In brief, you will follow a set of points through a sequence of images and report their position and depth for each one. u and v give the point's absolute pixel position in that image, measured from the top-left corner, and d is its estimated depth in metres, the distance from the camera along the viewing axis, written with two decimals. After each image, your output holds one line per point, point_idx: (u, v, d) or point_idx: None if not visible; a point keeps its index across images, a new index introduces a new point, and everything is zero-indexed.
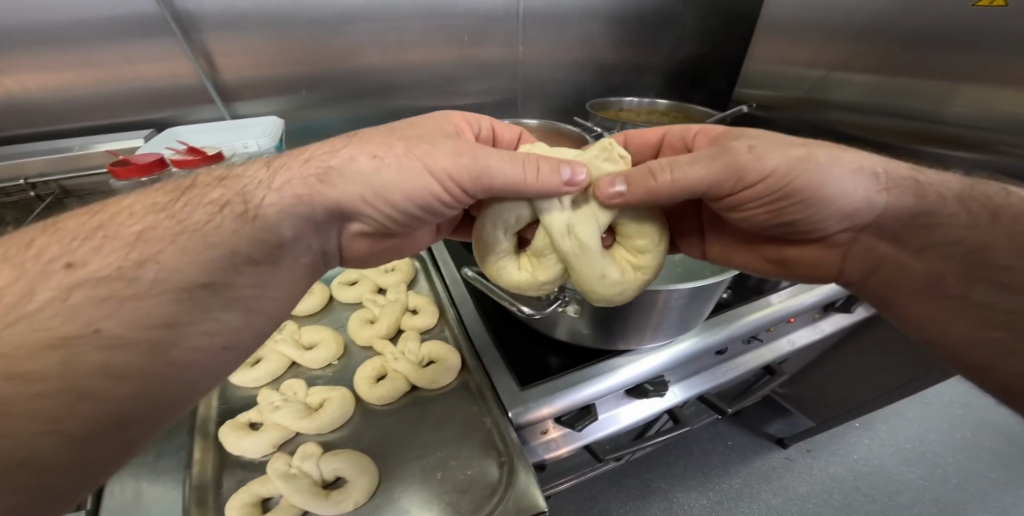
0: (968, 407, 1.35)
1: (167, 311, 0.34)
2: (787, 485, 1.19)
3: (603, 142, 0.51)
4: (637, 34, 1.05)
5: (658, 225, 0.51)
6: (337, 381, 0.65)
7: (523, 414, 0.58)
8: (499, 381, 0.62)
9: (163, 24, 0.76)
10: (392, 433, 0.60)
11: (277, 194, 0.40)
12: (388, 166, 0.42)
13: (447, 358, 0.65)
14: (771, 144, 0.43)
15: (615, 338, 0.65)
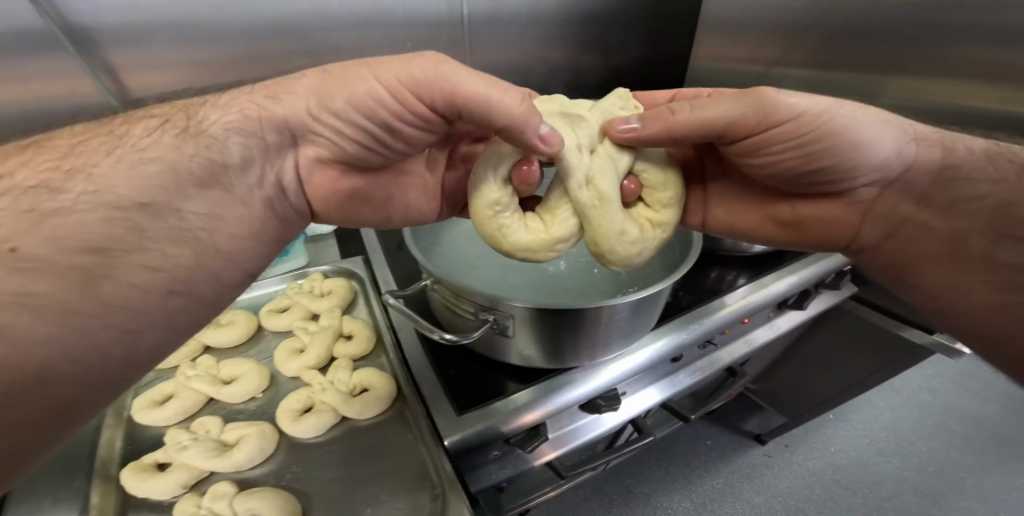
0: (935, 393, 1.34)
1: (99, 234, 0.30)
2: (769, 483, 1.17)
3: (619, 91, 0.51)
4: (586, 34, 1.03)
5: (679, 180, 0.51)
6: (259, 416, 0.62)
7: (459, 441, 0.55)
8: (435, 407, 0.59)
9: (52, 37, 0.65)
10: (317, 466, 0.57)
11: (221, 111, 0.40)
12: (334, 79, 0.41)
13: (379, 386, 0.63)
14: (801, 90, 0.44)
15: (562, 357, 0.62)
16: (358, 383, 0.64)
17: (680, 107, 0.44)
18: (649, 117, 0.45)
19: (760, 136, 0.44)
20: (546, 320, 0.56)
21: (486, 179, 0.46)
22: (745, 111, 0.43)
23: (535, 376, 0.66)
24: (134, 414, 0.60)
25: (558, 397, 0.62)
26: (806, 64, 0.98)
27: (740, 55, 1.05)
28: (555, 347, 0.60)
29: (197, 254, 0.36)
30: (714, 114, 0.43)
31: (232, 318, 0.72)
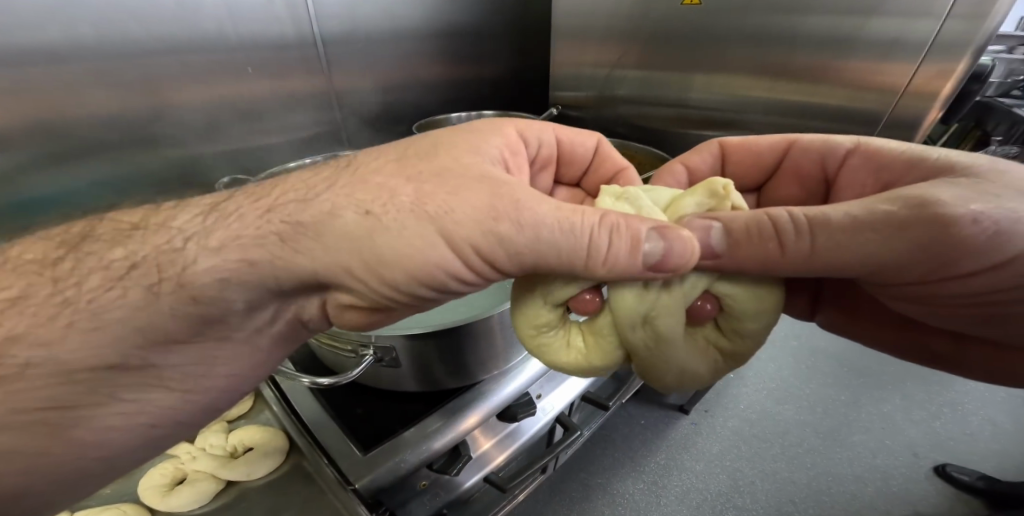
0: (800, 338, 1.52)
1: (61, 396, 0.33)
2: (703, 449, 1.25)
3: (717, 184, 0.46)
4: (441, 51, 1.16)
5: (773, 313, 0.46)
6: (116, 499, 0.57)
7: (370, 482, 0.52)
8: (336, 451, 0.55)
9: None
10: None
11: (215, 256, 0.34)
12: (388, 229, 0.32)
13: (264, 442, 0.59)
14: None
15: (463, 373, 0.61)
16: (237, 444, 0.60)
17: (786, 220, 0.37)
18: (733, 233, 0.40)
19: (950, 263, 0.36)
20: (436, 341, 0.54)
21: (538, 306, 0.47)
22: (933, 226, 0.35)
23: (438, 398, 0.64)
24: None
25: (497, 394, 0.64)
26: (639, 66, 1.06)
27: (588, 59, 1.13)
28: (450, 368, 0.59)
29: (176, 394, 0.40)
30: (905, 230, 0.35)
31: None
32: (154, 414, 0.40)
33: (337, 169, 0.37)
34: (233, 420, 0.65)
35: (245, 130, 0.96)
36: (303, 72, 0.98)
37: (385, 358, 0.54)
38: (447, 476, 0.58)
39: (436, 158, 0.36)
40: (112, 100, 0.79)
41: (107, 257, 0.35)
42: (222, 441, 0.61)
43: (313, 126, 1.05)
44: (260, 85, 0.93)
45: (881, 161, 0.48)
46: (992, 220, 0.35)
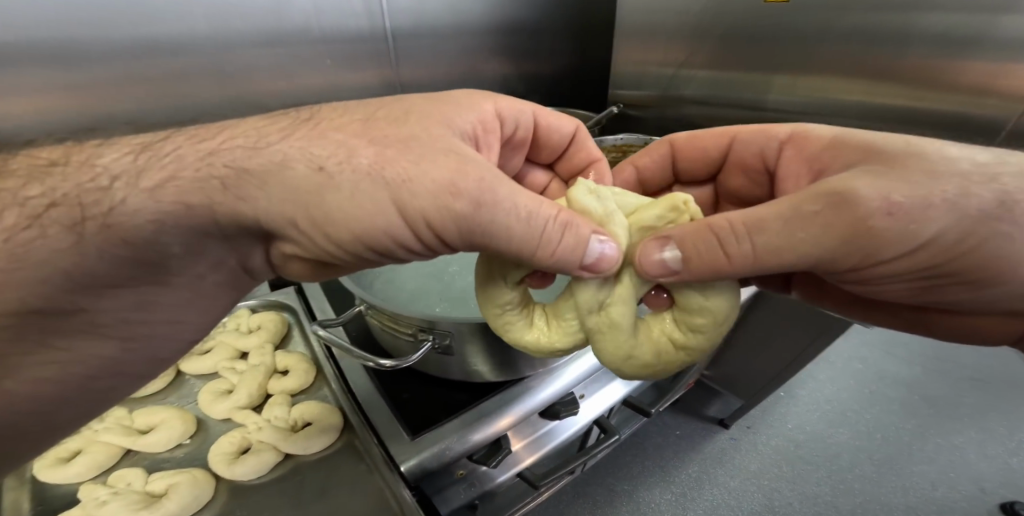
0: (865, 360, 1.44)
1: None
2: (739, 465, 1.21)
3: (675, 198, 0.44)
4: (506, 44, 1.18)
5: (728, 308, 0.45)
6: (190, 462, 0.60)
7: (417, 465, 0.55)
8: (388, 435, 0.58)
9: None
10: (261, 508, 0.54)
11: (148, 197, 0.33)
12: (342, 193, 0.33)
13: (322, 419, 0.62)
14: (925, 206, 0.34)
15: (514, 367, 0.62)
16: (298, 418, 0.63)
17: (722, 226, 0.36)
18: (685, 249, 0.38)
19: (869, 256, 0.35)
20: (490, 334, 0.55)
21: (496, 284, 0.48)
22: (849, 219, 0.33)
23: (485, 391, 0.66)
24: (39, 476, 0.56)
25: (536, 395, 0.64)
26: (708, 66, 1.04)
27: (653, 59, 1.12)
28: (502, 360, 0.60)
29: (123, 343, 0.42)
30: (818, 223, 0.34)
31: None
32: (92, 364, 0.41)
33: (291, 124, 0.38)
34: (295, 394, 0.68)
35: None
36: (373, 64, 1.02)
37: (443, 345, 0.56)
38: (486, 465, 0.61)
39: (406, 126, 0.36)
40: (213, 88, 0.86)
41: (19, 193, 0.33)
42: (285, 413, 0.64)
43: None
44: (334, 77, 0.97)
45: (808, 150, 0.46)
46: (905, 209, 0.34)
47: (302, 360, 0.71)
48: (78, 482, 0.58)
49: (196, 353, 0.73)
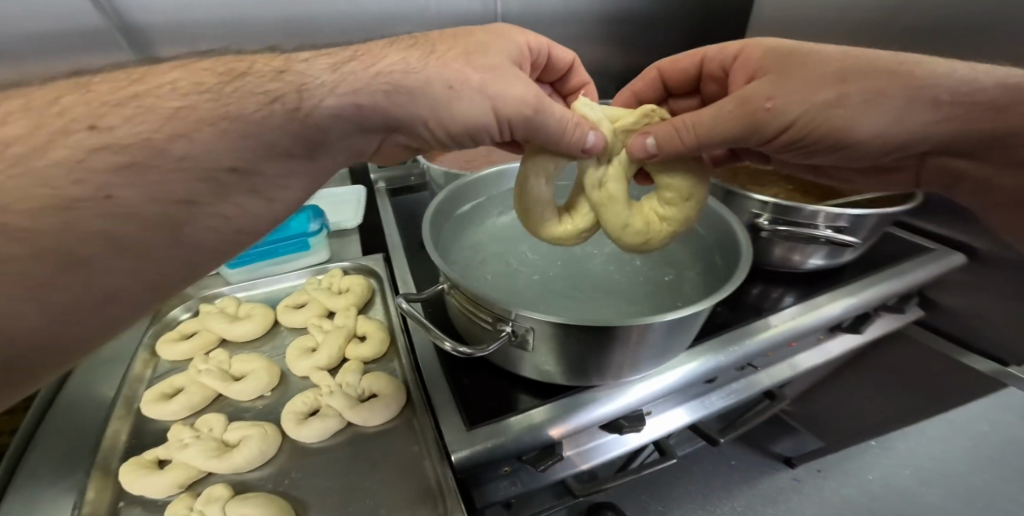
0: (995, 425, 1.29)
1: (187, 189, 0.35)
2: (794, 508, 1.15)
3: (643, 108, 0.54)
4: (622, 33, 1.19)
5: (697, 180, 0.53)
6: (265, 416, 0.60)
7: (468, 456, 0.52)
8: (445, 422, 0.56)
9: (108, 34, 0.89)
10: (315, 474, 0.53)
11: (336, 96, 0.41)
12: (460, 99, 0.45)
13: (388, 393, 0.61)
14: (790, 93, 0.46)
15: (588, 377, 0.57)
16: (366, 390, 0.62)
17: (679, 123, 0.48)
18: (660, 134, 0.49)
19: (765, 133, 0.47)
20: (571, 337, 0.51)
21: (528, 180, 0.54)
22: (742, 111, 0.46)
23: (549, 392, 0.61)
24: (145, 409, 0.57)
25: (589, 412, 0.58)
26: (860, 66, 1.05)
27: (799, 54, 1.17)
28: (577, 368, 0.56)
29: (270, 205, 0.42)
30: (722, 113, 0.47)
31: (249, 312, 0.75)
32: (249, 219, 0.41)
33: (410, 49, 0.47)
34: (367, 362, 0.68)
35: None
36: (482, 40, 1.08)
37: (521, 340, 0.54)
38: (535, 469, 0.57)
39: (488, 56, 0.47)
40: None
41: (184, 96, 0.35)
42: (356, 381, 0.63)
43: None
44: None
45: (749, 58, 0.52)
46: (791, 105, 0.46)
47: (380, 330, 0.72)
48: (173, 421, 0.58)
49: (291, 307, 0.77)
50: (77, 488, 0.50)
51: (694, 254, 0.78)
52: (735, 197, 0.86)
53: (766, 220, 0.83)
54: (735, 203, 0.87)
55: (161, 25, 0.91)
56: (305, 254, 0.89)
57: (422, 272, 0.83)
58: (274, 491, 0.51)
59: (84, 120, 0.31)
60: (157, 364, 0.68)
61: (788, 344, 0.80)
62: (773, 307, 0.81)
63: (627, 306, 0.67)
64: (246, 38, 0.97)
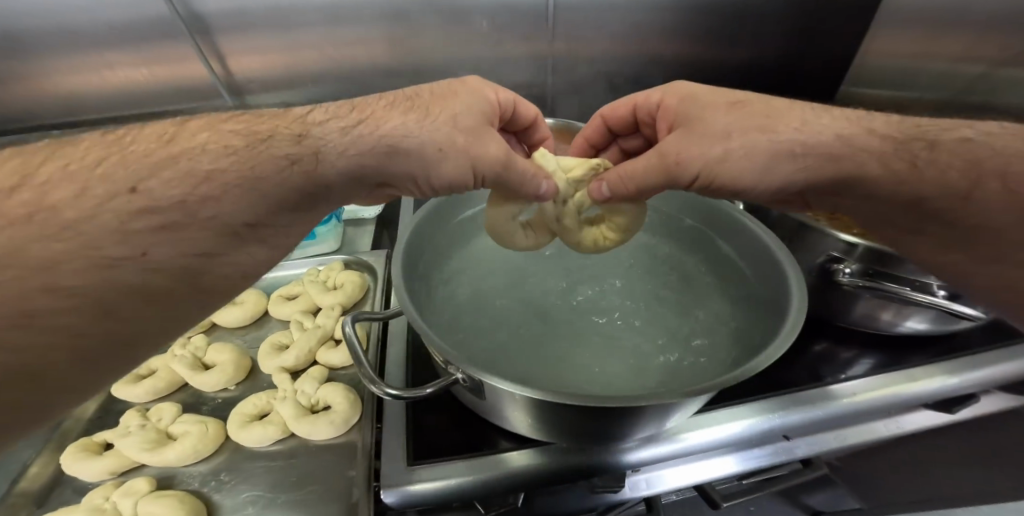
0: None
1: (208, 243, 0.34)
2: None
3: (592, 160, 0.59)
4: (682, 23, 1.16)
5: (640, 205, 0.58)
6: (218, 412, 0.60)
7: (399, 497, 0.48)
8: (388, 451, 0.53)
9: (173, 24, 0.97)
10: (244, 480, 0.52)
11: (344, 157, 0.40)
12: (447, 159, 0.44)
13: (338, 408, 0.58)
14: (694, 142, 0.44)
15: (557, 434, 0.51)
16: (320, 399, 0.59)
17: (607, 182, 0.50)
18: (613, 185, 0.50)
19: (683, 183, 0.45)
20: (543, 406, 0.45)
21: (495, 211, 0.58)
22: (659, 163, 0.45)
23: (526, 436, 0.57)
24: (113, 389, 0.61)
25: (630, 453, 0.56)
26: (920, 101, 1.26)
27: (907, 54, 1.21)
28: (556, 433, 0.50)
29: (277, 250, 0.41)
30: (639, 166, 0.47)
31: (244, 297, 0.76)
32: (262, 265, 0.40)
33: (392, 106, 0.44)
34: (334, 368, 0.65)
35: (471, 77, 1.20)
36: (524, 36, 1.16)
37: (473, 387, 0.48)
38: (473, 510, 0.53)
39: (471, 116, 0.46)
40: (383, 49, 1.11)
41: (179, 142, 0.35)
42: (312, 390, 0.61)
43: (523, 87, 1.26)
44: (500, 47, 1.17)
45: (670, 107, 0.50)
46: (705, 158, 0.43)
47: (354, 335, 0.68)
48: (138, 402, 0.61)
49: (284, 298, 0.77)
50: (33, 453, 0.55)
51: (728, 286, 0.66)
52: (809, 231, 0.68)
53: (848, 271, 0.65)
54: (812, 240, 0.68)
55: (217, 12, 0.99)
56: (310, 242, 0.90)
57: None
58: (198, 491, 0.51)
59: (127, 182, 0.31)
60: None
61: (867, 418, 0.67)
62: (840, 378, 0.68)
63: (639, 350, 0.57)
64: (295, 27, 1.04)
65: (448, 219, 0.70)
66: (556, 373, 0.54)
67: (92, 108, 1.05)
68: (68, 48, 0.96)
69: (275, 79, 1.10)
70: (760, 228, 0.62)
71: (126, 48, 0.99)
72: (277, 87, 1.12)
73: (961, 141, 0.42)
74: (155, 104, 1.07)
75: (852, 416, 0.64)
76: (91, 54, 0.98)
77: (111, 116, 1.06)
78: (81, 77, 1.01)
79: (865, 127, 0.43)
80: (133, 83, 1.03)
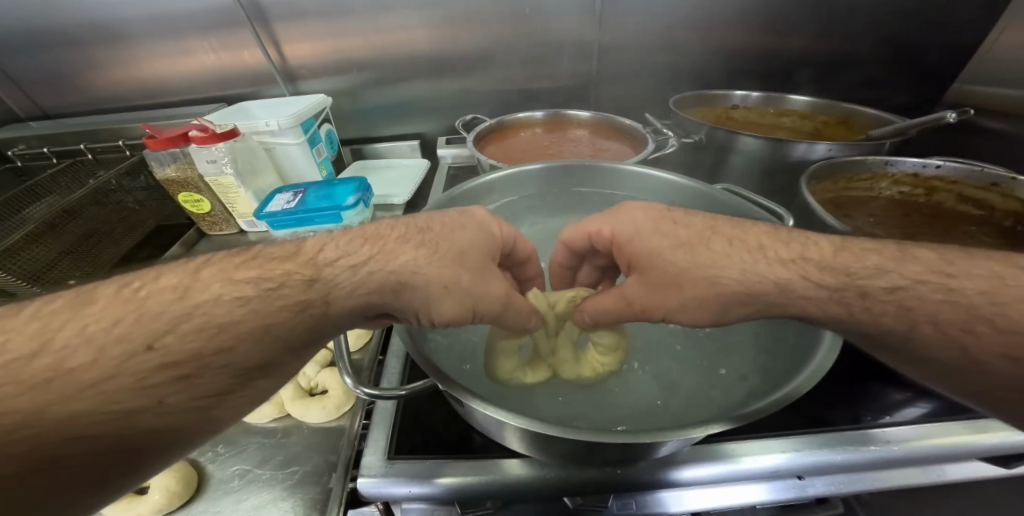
0: None
1: (220, 384, 0.37)
2: None
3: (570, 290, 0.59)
4: (748, 13, 1.09)
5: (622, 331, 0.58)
6: None
7: (371, 490, 0.49)
8: (371, 441, 0.54)
9: (235, 13, 1.01)
10: (236, 454, 0.56)
11: (350, 293, 0.41)
12: (452, 298, 0.42)
13: (333, 393, 0.60)
14: (670, 291, 0.45)
15: (538, 450, 0.49)
16: (319, 383, 0.62)
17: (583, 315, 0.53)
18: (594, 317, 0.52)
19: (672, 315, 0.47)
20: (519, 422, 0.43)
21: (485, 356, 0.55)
22: (627, 309, 0.48)
23: None
24: None
25: (650, 470, 0.54)
26: None
27: None
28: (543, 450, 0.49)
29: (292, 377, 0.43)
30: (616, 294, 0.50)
31: None
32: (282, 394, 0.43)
33: (384, 239, 0.44)
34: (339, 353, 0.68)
35: (515, 65, 1.18)
36: (573, 23, 1.12)
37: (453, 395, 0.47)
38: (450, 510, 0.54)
39: (473, 253, 0.45)
40: (428, 36, 1.11)
41: None
42: (314, 373, 0.64)
43: (567, 76, 1.21)
44: (545, 34, 1.13)
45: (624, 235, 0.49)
46: (667, 308, 0.45)
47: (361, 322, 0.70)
48: None
49: None
50: None
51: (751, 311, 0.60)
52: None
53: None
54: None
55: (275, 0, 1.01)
56: (336, 225, 0.88)
57: None
58: (197, 459, 0.55)
59: (143, 339, 0.34)
60: None
61: (915, 465, 0.59)
62: (883, 421, 0.60)
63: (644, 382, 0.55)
64: (346, 15, 1.05)
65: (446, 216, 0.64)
66: (545, 405, 0.53)
67: (172, 91, 1.12)
68: (144, 34, 1.02)
69: (324, 66, 1.12)
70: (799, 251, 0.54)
71: (195, 34, 1.03)
72: (325, 74, 1.14)
73: (894, 289, 0.40)
74: (216, 88, 1.11)
75: (899, 460, 0.57)
76: (158, 42, 1.04)
77: (173, 99, 1.13)
78: (159, 63, 1.07)
79: (809, 271, 0.42)
80: (199, 68, 1.08)
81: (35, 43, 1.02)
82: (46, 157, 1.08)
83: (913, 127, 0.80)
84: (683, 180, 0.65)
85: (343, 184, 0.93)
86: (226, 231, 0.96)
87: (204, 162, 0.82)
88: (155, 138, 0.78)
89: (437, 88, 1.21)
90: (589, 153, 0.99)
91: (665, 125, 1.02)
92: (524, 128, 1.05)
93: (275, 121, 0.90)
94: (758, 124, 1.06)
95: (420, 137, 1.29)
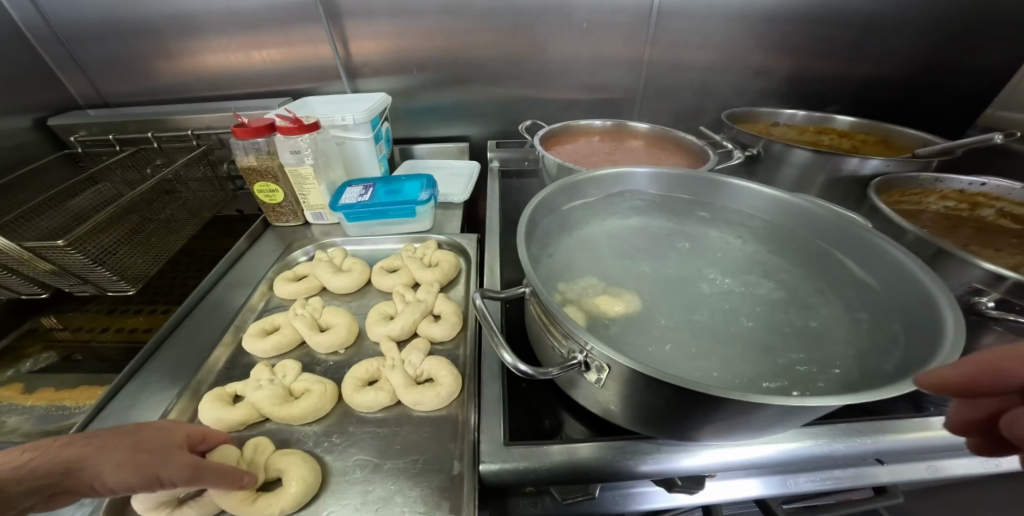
0: None
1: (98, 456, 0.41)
2: None
3: (584, 271, 0.65)
4: (791, 38, 1.17)
5: (641, 294, 0.62)
6: (330, 375, 0.66)
7: (496, 472, 0.52)
8: (487, 427, 0.57)
9: (310, 8, 1.04)
10: (353, 444, 0.57)
11: None
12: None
13: (442, 381, 0.62)
14: None
15: (654, 430, 0.52)
16: (425, 372, 0.64)
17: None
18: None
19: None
20: (655, 393, 0.46)
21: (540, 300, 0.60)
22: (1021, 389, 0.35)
23: (604, 429, 0.59)
24: (245, 340, 0.68)
25: (717, 454, 0.57)
26: None
27: None
28: (664, 427, 0.51)
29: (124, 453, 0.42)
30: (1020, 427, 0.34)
31: (351, 267, 0.82)
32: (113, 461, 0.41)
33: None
34: (435, 342, 0.70)
35: (567, 75, 1.23)
36: (627, 39, 1.17)
37: (591, 372, 0.49)
38: (556, 493, 0.58)
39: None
40: (488, 42, 1.15)
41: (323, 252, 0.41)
42: (417, 361, 0.66)
43: (616, 88, 1.26)
44: (598, 45, 1.17)
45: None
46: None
47: (454, 313, 0.72)
48: (263, 356, 0.69)
49: (386, 271, 0.82)
50: (174, 391, 0.64)
51: (842, 299, 0.61)
52: (953, 259, 0.62)
53: (991, 304, 0.61)
54: (952, 269, 0.62)
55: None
56: (410, 219, 0.90)
57: (506, 265, 0.81)
58: (314, 450, 0.57)
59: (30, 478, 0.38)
60: (271, 297, 0.82)
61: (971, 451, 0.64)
62: (945, 411, 0.65)
63: (757, 348, 0.55)
64: (414, 17, 1.09)
65: (555, 207, 0.69)
66: (662, 364, 0.52)
67: (235, 83, 1.13)
68: (216, 25, 1.04)
69: (388, 64, 1.15)
70: (905, 252, 0.55)
71: (269, 27, 1.05)
72: (385, 74, 1.17)
73: None
74: (280, 82, 1.14)
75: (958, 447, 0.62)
76: (230, 35, 1.06)
77: (236, 91, 1.14)
78: (228, 55, 1.09)
79: None
80: (264, 62, 1.10)
81: (109, 30, 1.04)
82: (108, 144, 1.08)
83: (962, 146, 0.86)
84: (783, 194, 0.70)
85: (412, 180, 0.94)
86: (292, 223, 0.97)
87: (288, 151, 0.84)
88: (243, 128, 0.80)
89: (494, 93, 1.24)
90: (650, 161, 1.03)
91: (722, 138, 1.07)
92: (583, 136, 1.10)
93: (351, 115, 0.92)
94: (801, 140, 1.12)
95: (468, 141, 1.33)
